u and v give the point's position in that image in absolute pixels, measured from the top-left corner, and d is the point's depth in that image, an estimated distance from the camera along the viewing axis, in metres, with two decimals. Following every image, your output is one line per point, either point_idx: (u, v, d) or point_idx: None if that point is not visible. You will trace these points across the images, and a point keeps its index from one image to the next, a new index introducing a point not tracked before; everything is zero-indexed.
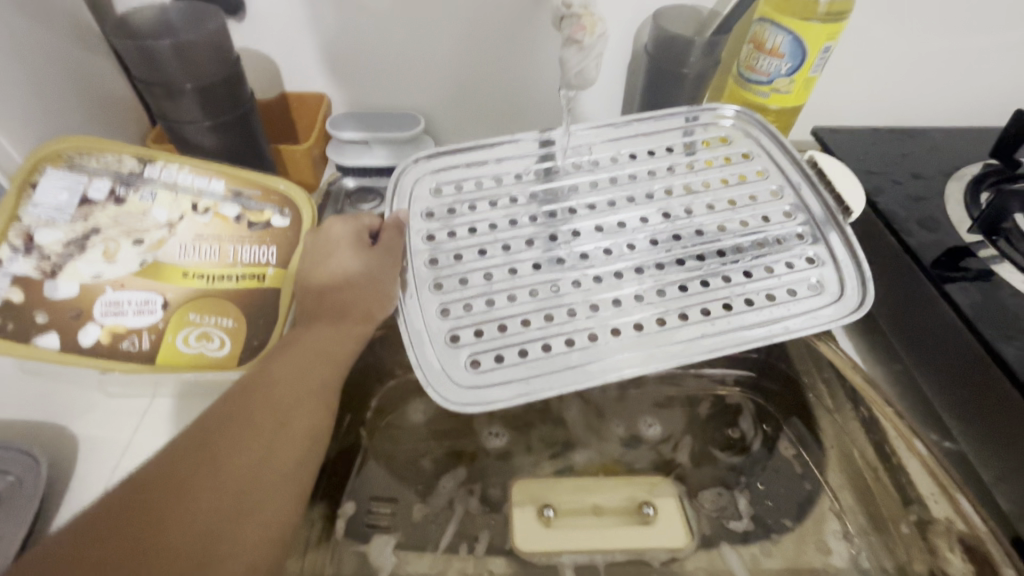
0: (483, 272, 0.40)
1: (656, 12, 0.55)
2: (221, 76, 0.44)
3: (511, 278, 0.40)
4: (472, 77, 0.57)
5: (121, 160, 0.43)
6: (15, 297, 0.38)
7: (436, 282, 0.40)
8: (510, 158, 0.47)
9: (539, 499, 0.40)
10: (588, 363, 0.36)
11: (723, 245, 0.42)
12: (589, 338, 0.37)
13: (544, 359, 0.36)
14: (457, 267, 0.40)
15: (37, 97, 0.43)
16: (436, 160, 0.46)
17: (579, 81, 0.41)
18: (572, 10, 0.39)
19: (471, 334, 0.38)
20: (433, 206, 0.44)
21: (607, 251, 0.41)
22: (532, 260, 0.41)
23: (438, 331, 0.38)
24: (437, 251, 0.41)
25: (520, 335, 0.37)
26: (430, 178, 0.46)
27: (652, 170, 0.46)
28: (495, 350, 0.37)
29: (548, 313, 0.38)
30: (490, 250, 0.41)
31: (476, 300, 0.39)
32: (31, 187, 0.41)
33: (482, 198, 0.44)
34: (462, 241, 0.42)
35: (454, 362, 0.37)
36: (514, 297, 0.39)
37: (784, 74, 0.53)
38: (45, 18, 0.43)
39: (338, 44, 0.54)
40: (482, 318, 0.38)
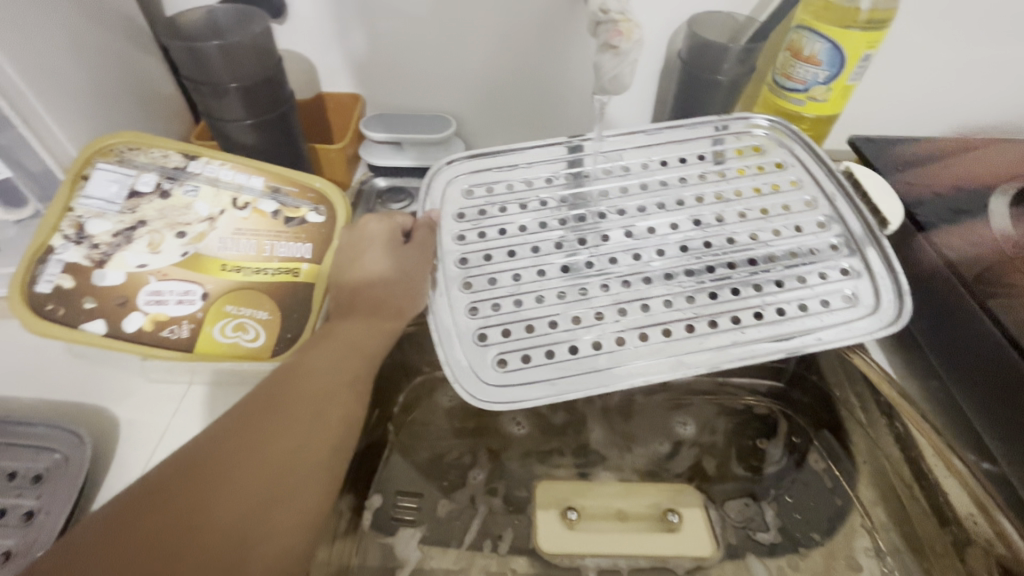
0: (511, 273, 0.40)
1: (691, 18, 0.55)
2: (264, 77, 0.46)
3: (540, 279, 0.40)
4: (505, 81, 0.58)
5: (168, 156, 0.45)
6: (66, 284, 0.40)
7: (465, 281, 0.40)
8: (540, 162, 0.47)
9: (562, 502, 0.41)
10: (614, 367, 0.36)
11: (754, 253, 0.41)
12: (616, 341, 0.37)
13: (570, 362, 0.37)
14: (487, 267, 0.41)
15: (92, 93, 0.45)
16: (467, 163, 0.47)
17: (613, 86, 0.42)
18: (610, 15, 0.40)
19: (499, 334, 0.38)
20: (464, 207, 0.44)
21: (636, 255, 0.41)
22: (561, 263, 0.41)
23: (467, 329, 0.38)
24: (467, 251, 0.42)
25: (547, 337, 0.37)
26: (461, 180, 0.46)
27: (683, 177, 0.46)
28: (521, 351, 0.37)
29: (575, 316, 0.38)
30: (519, 251, 0.41)
31: (505, 300, 0.39)
32: (84, 179, 0.43)
33: (513, 200, 0.45)
34: (491, 242, 0.42)
35: (482, 360, 0.37)
36: (542, 298, 0.39)
37: (821, 82, 0.52)
38: (102, 19, 0.45)
39: (375, 47, 0.55)
40: (511, 317, 0.38)
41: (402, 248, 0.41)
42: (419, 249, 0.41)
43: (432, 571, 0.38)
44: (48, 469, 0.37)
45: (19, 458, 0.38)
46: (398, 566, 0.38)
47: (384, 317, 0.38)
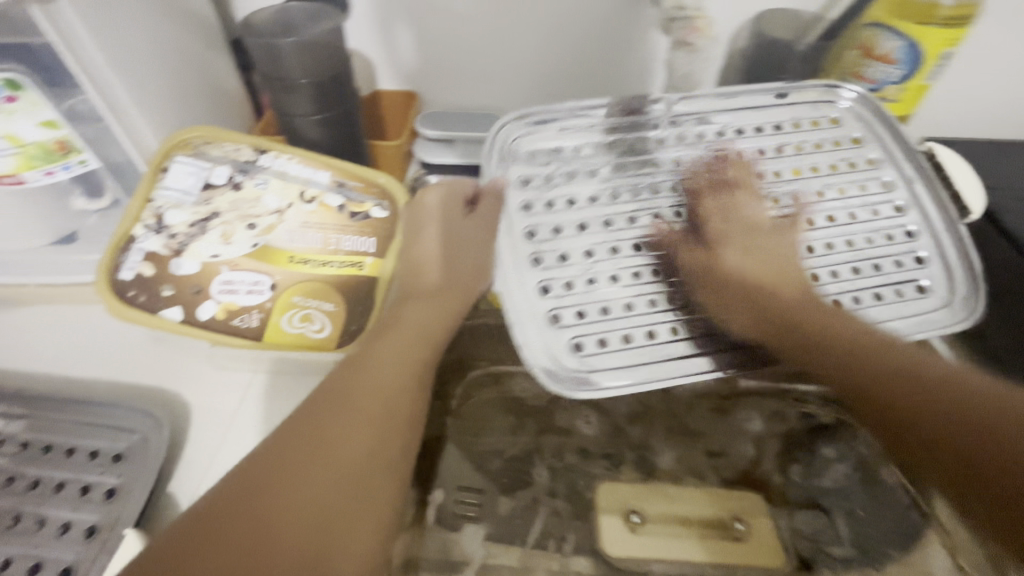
0: (585, 249, 0.40)
1: (757, 16, 0.53)
2: (333, 73, 0.47)
3: (611, 257, 0.40)
4: (561, 80, 0.58)
5: (240, 150, 0.47)
6: (147, 271, 0.41)
7: (535, 257, 0.40)
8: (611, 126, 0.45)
9: (625, 504, 0.40)
10: (686, 357, 0.37)
11: (833, 238, 0.41)
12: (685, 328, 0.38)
13: (643, 348, 0.37)
14: (557, 242, 0.40)
15: (173, 89, 0.46)
16: (529, 119, 0.45)
17: (684, 82, 0.43)
18: (685, 11, 0.39)
19: (575, 315, 0.38)
20: (531, 172, 0.43)
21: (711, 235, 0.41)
22: (634, 241, 0.40)
23: (540, 307, 0.38)
24: (538, 223, 0.41)
25: (624, 320, 0.38)
26: (523, 140, 0.44)
27: (760, 150, 0.44)
28: (598, 336, 0.37)
29: (651, 299, 0.38)
30: (592, 226, 0.41)
31: (578, 278, 0.39)
32: (163, 172, 0.44)
33: (579, 166, 0.43)
34: (562, 214, 0.41)
35: (558, 342, 0.37)
36: (617, 278, 0.39)
37: (894, 82, 0.50)
38: (183, 18, 0.47)
39: (435, 45, 0.56)
40: (584, 298, 0.38)
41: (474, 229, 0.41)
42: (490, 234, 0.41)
43: (495, 567, 0.38)
44: (129, 448, 0.39)
45: (101, 438, 0.39)
46: (461, 563, 0.38)
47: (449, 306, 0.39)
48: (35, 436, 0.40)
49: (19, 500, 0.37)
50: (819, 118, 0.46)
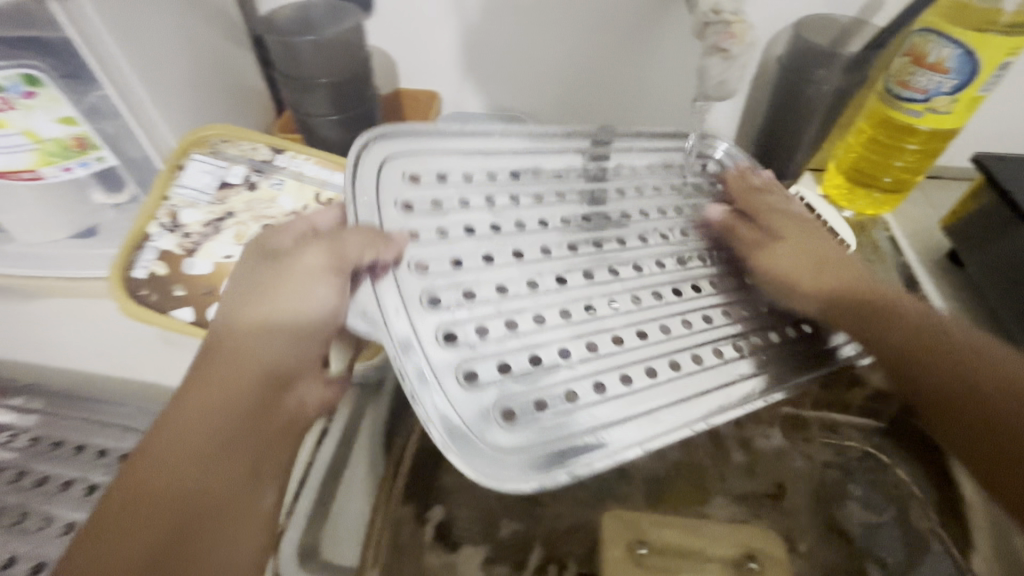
0: (495, 284, 0.33)
1: (797, 21, 0.50)
2: (354, 73, 0.46)
3: (534, 294, 0.34)
4: (585, 83, 0.56)
5: (257, 149, 0.46)
6: (159, 270, 0.41)
7: (429, 296, 0.32)
8: (514, 154, 0.39)
9: (635, 534, 0.39)
10: (636, 416, 0.31)
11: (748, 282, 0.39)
12: (623, 381, 0.32)
13: (566, 412, 0.30)
14: (457, 278, 0.33)
15: (192, 85, 0.46)
16: (404, 139, 0.37)
17: (718, 91, 0.40)
18: (721, 16, 0.37)
19: (494, 368, 0.31)
20: (415, 200, 0.36)
21: (617, 269, 0.36)
22: (555, 272, 0.35)
23: (449, 362, 0.30)
24: (429, 255, 0.33)
25: (543, 378, 0.31)
26: (403, 161, 0.37)
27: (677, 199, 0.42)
28: (529, 399, 0.31)
29: (589, 340, 0.33)
30: (497, 258, 0.34)
31: (492, 323, 0.32)
32: (180, 170, 0.44)
33: (477, 192, 0.37)
34: (455, 246, 0.34)
35: (479, 406, 0.30)
36: (543, 319, 0.33)
37: (946, 92, 0.46)
38: (204, 13, 0.46)
39: (459, 45, 0.55)
40: (504, 348, 0.32)
41: (312, 261, 0.31)
42: (340, 274, 0.31)
43: None
44: None
45: (110, 437, 0.41)
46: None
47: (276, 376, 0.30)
48: (46, 432, 0.40)
49: (28, 496, 0.38)
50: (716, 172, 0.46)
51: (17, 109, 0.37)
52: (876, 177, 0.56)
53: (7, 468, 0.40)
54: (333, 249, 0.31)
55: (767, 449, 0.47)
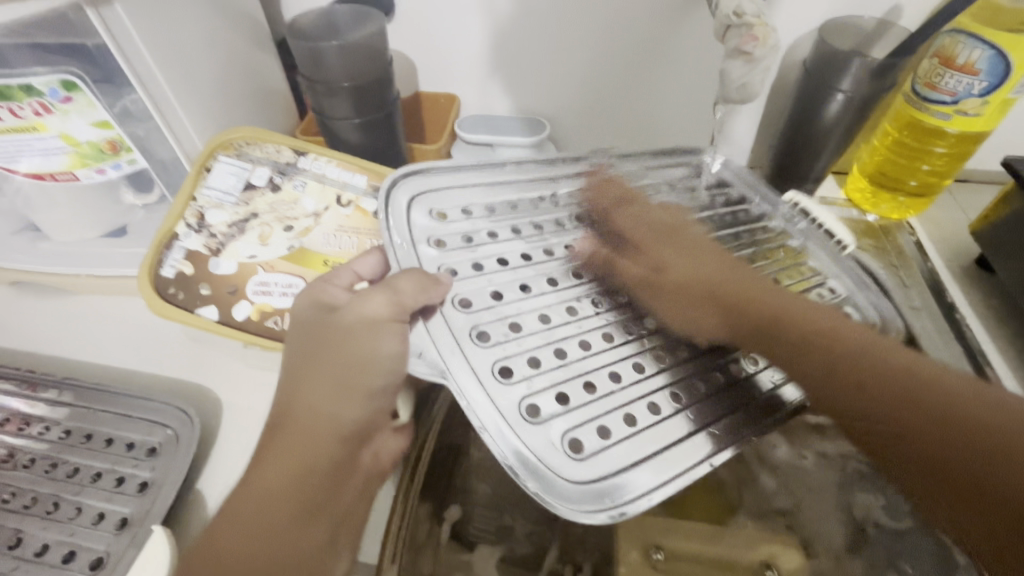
0: (536, 314, 0.35)
1: (820, 25, 0.49)
2: (376, 77, 0.47)
3: (575, 320, 0.35)
4: (603, 85, 0.56)
5: (280, 151, 0.47)
6: (186, 270, 0.42)
7: (477, 331, 0.33)
8: (533, 181, 0.42)
9: (650, 540, 0.40)
10: (689, 435, 0.32)
11: None
12: (672, 399, 0.34)
13: (631, 437, 0.31)
14: (498, 309, 0.34)
15: (219, 89, 0.47)
16: (430, 176, 0.39)
17: (740, 94, 0.39)
18: (744, 19, 0.36)
19: (554, 400, 0.31)
20: (445, 236, 0.37)
21: (643, 291, 0.38)
22: (588, 296, 0.37)
23: (511, 400, 0.31)
24: (470, 290, 0.34)
25: (604, 402, 0.32)
26: (427, 199, 0.38)
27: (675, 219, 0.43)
28: (595, 426, 0.31)
29: (634, 362, 0.35)
30: (533, 287, 0.36)
31: (542, 354, 0.33)
32: (207, 172, 0.45)
33: (505, 224, 0.39)
34: (492, 277, 0.36)
35: (547, 439, 0.30)
36: (589, 345, 0.34)
37: (976, 94, 0.45)
38: (232, 18, 0.47)
39: (479, 48, 0.55)
40: (560, 376, 0.32)
41: (368, 311, 0.32)
42: (397, 320, 0.32)
43: None
44: (161, 444, 0.40)
45: (137, 430, 0.41)
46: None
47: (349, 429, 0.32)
48: (76, 425, 0.41)
49: (60, 487, 0.38)
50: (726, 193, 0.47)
51: (55, 113, 0.38)
52: (901, 181, 0.55)
53: (37, 458, 0.40)
54: (388, 296, 0.32)
55: (781, 452, 0.48)
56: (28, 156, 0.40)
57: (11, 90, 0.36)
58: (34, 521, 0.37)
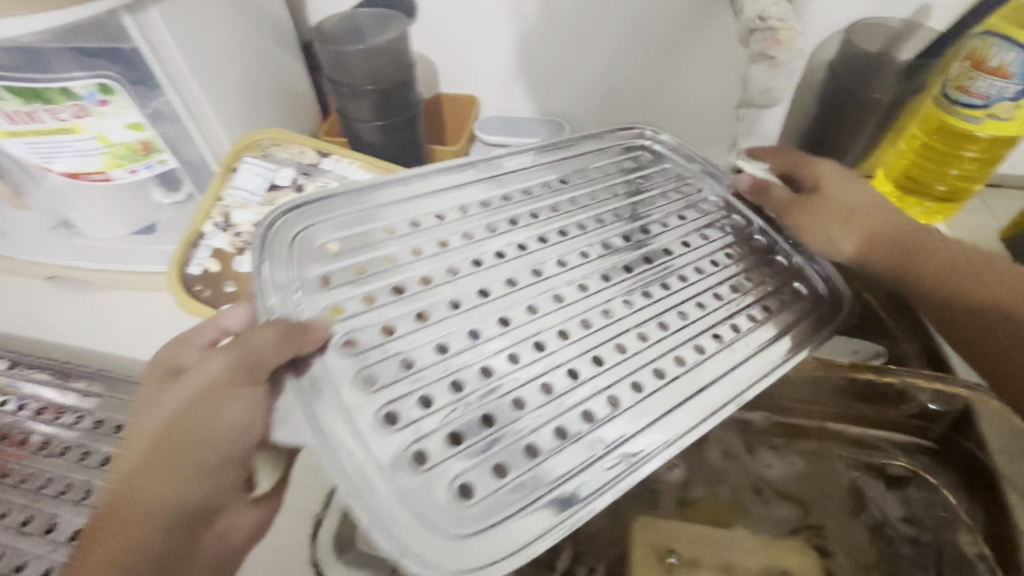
0: (434, 344, 0.31)
1: (849, 26, 0.48)
2: (399, 80, 0.48)
3: (477, 345, 0.31)
4: (622, 88, 0.56)
5: (304, 153, 0.48)
6: (213, 267, 0.43)
7: (362, 374, 0.29)
8: (444, 192, 0.38)
9: (660, 545, 0.42)
10: (596, 463, 0.29)
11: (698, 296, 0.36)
12: (583, 419, 0.30)
13: (530, 472, 0.28)
14: (387, 345, 0.30)
15: (246, 92, 0.48)
16: (313, 205, 0.35)
17: (762, 99, 0.39)
18: (768, 23, 0.36)
19: (443, 442, 0.28)
20: (336, 268, 0.33)
21: (582, 287, 0.35)
22: (500, 313, 0.33)
23: (392, 449, 0.27)
24: (357, 326, 0.31)
25: (502, 438, 0.29)
26: (314, 225, 0.35)
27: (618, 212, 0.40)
28: (488, 466, 0.28)
29: (546, 381, 0.31)
30: (433, 313, 0.32)
31: (435, 390, 0.29)
32: (234, 171, 0.46)
33: (401, 245, 0.35)
34: (386, 309, 0.32)
35: (430, 490, 0.27)
36: (490, 370, 0.31)
37: (1009, 97, 0.44)
38: (259, 22, 0.49)
39: (500, 50, 0.56)
40: (453, 413, 0.29)
41: (215, 375, 0.30)
42: (249, 382, 0.29)
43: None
44: None
45: None
46: None
47: (188, 505, 0.29)
48: (108, 415, 0.44)
49: (92, 475, 0.41)
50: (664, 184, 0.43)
51: (92, 116, 0.39)
52: (928, 186, 0.54)
53: (70, 447, 0.42)
54: (237, 357, 0.29)
55: (800, 462, 0.47)
56: (64, 156, 0.41)
57: (51, 92, 0.37)
58: (68, 507, 0.39)
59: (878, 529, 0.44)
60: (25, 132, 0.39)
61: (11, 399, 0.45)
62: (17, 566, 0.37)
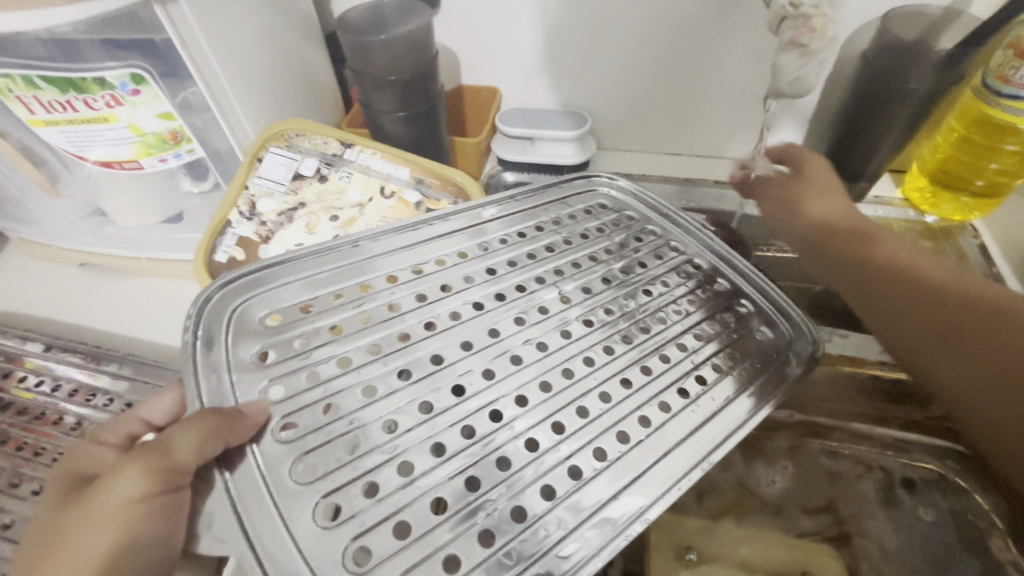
0: (382, 421, 0.30)
1: (886, 14, 0.47)
2: (420, 70, 0.47)
3: (428, 421, 0.30)
4: (644, 80, 0.56)
5: (328, 143, 0.48)
6: (238, 255, 0.44)
7: (298, 463, 0.28)
8: (396, 252, 0.38)
9: (681, 541, 0.42)
10: (554, 547, 0.27)
11: (664, 346, 0.35)
12: (543, 496, 0.29)
13: (493, 557, 0.27)
14: (326, 426, 0.29)
15: (271, 84, 0.49)
16: (246, 282, 0.34)
17: (793, 88, 0.38)
18: (801, 9, 0.35)
19: (390, 536, 0.27)
20: (274, 345, 0.32)
21: (540, 345, 0.34)
22: (455, 381, 0.32)
23: (334, 548, 0.26)
24: (297, 410, 0.29)
25: (454, 525, 0.27)
26: (250, 307, 0.33)
27: (576, 262, 0.39)
28: (443, 553, 0.27)
29: (502, 458, 0.29)
30: (380, 387, 0.31)
31: (381, 475, 0.28)
32: (258, 162, 0.47)
33: (352, 308, 0.34)
34: (334, 383, 0.31)
35: None
36: (442, 450, 0.29)
37: None
38: (284, 14, 0.49)
39: (523, 41, 0.56)
40: (399, 503, 0.28)
41: (129, 488, 0.27)
42: (171, 489, 0.27)
43: None
44: None
45: None
46: None
47: None
48: (136, 398, 0.44)
49: None
50: (626, 231, 0.43)
51: (125, 105, 0.40)
52: (965, 181, 0.52)
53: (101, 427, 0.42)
54: (155, 463, 0.27)
55: (823, 463, 0.46)
56: (98, 145, 0.42)
57: (86, 82, 0.38)
58: None
59: (908, 533, 0.43)
60: (61, 121, 0.40)
61: (45, 380, 0.46)
62: None
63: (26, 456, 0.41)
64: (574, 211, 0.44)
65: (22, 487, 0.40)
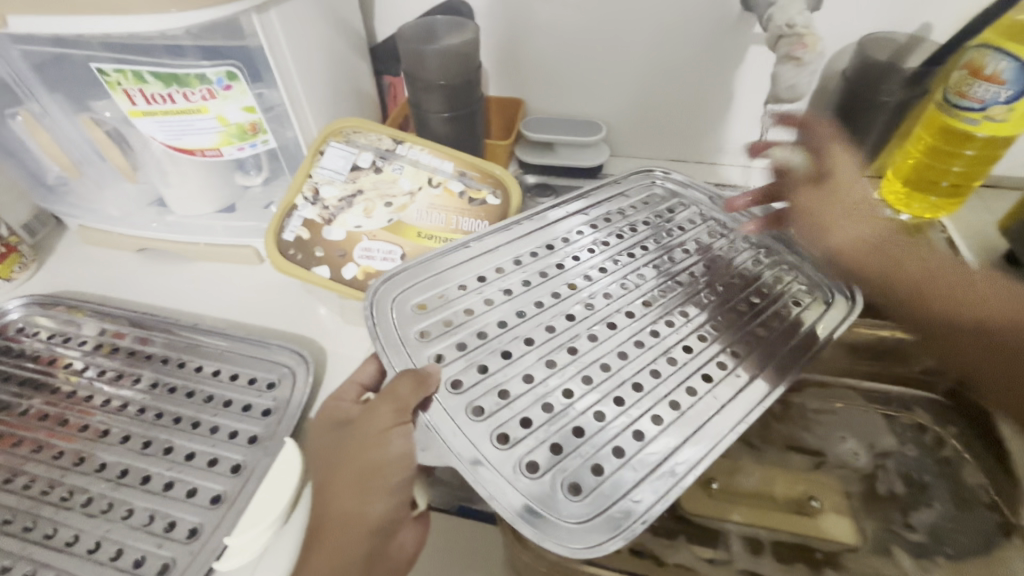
0: (520, 375, 0.36)
1: (860, 40, 0.55)
2: (466, 77, 0.54)
3: (556, 371, 0.36)
4: (654, 92, 0.63)
5: (381, 139, 0.54)
6: (304, 235, 0.50)
7: (473, 406, 0.34)
8: (500, 247, 0.43)
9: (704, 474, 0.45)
10: (670, 458, 0.33)
11: (726, 305, 0.42)
12: (654, 421, 0.34)
13: (625, 464, 0.33)
14: (487, 379, 0.35)
15: (332, 89, 0.55)
16: (396, 277, 0.40)
17: (790, 94, 0.46)
18: (794, 30, 0.43)
19: (546, 451, 0.33)
20: (429, 325, 0.38)
21: (629, 313, 0.40)
22: (569, 343, 0.38)
23: (510, 461, 0.32)
24: (457, 371, 0.35)
25: (593, 443, 0.33)
26: (396, 298, 0.39)
27: (643, 245, 0.45)
28: (590, 463, 0.33)
29: (618, 397, 0.35)
30: (514, 351, 0.37)
31: (531, 412, 0.34)
32: (320, 154, 0.52)
33: (476, 299, 0.40)
34: (474, 352, 0.37)
35: (545, 491, 0.31)
36: (571, 393, 0.35)
37: (1002, 101, 0.48)
38: (343, 29, 0.56)
39: (547, 57, 0.63)
40: (548, 431, 0.33)
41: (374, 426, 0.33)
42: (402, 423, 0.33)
43: None
44: (279, 378, 0.47)
45: (259, 368, 0.48)
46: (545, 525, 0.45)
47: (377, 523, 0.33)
48: (207, 362, 0.48)
49: (199, 409, 0.44)
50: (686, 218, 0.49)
51: (217, 98, 0.45)
52: (935, 182, 0.60)
53: (177, 386, 0.46)
54: (389, 404, 0.33)
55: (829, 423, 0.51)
56: (186, 134, 0.47)
57: (189, 77, 0.44)
58: (181, 434, 0.43)
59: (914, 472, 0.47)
60: (158, 112, 0.46)
61: (119, 348, 0.50)
62: (143, 479, 0.40)
63: (108, 411, 0.45)
64: (630, 202, 0.50)
65: (112, 434, 0.43)
